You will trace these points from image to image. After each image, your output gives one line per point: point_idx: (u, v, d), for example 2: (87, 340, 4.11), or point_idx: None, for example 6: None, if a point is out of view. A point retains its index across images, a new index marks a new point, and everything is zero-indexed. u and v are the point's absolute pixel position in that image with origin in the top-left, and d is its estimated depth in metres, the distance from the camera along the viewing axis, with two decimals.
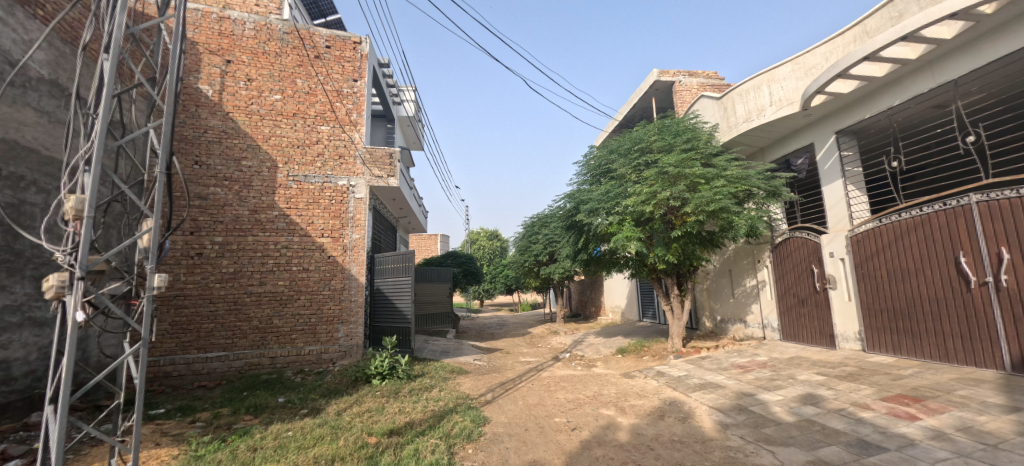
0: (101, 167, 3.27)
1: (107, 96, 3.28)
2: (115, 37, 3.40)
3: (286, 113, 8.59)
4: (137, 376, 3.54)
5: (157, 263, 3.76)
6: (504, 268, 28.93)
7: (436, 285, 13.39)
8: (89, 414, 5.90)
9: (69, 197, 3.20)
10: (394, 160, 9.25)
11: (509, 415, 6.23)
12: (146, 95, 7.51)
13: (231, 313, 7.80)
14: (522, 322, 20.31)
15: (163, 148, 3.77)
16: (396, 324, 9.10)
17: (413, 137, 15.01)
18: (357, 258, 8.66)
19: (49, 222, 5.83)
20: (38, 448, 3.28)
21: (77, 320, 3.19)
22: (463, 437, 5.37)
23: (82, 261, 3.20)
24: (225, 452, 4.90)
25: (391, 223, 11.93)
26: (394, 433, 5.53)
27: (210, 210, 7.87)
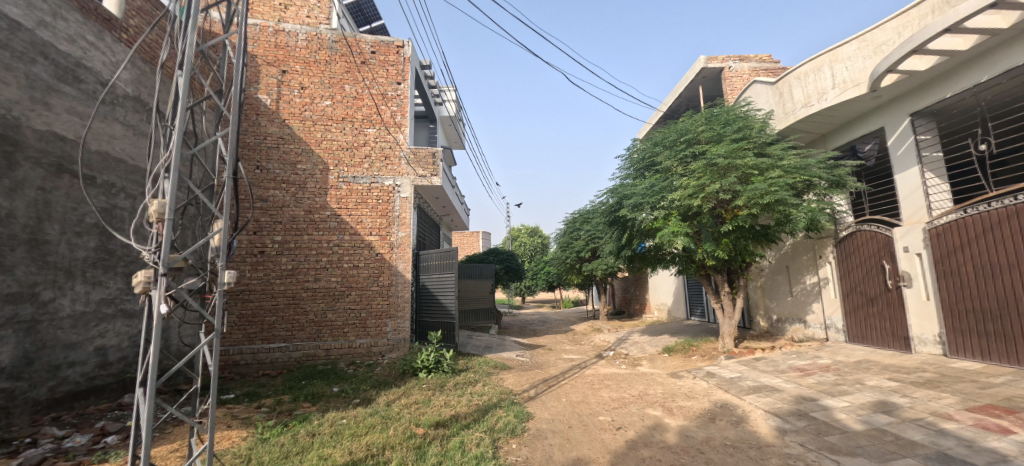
0: (179, 175, 3.58)
1: (182, 109, 3.58)
2: (187, 55, 3.69)
3: (336, 117, 9.04)
4: (211, 364, 3.80)
5: (227, 261, 4.06)
6: (545, 265, 28.84)
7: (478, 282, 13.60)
8: (171, 397, 6.63)
9: (152, 202, 3.53)
10: (436, 160, 9.48)
11: (552, 412, 6.23)
12: (214, 106, 8.19)
13: (290, 307, 8.35)
14: (564, 319, 20.16)
15: (230, 154, 4.04)
16: (441, 319, 9.35)
17: (455, 136, 15.30)
18: (403, 255, 8.97)
19: (136, 224, 6.50)
20: (131, 426, 3.58)
21: (161, 312, 3.52)
22: (507, 431, 5.44)
23: (165, 259, 3.54)
24: (287, 436, 5.27)
25: (435, 221, 12.24)
26: (440, 425, 5.70)
27: (271, 211, 8.46)
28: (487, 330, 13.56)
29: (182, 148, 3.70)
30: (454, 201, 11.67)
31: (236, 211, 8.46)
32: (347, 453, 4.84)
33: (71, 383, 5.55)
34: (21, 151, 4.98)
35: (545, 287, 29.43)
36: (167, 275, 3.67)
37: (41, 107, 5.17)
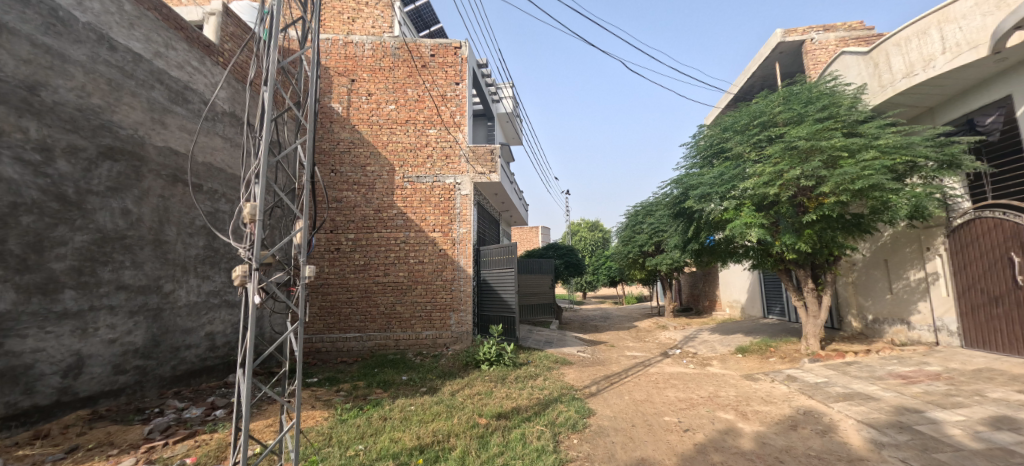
0: (267, 180, 3.98)
1: (268, 120, 3.96)
2: (271, 72, 4.08)
3: (400, 120, 9.51)
4: (296, 349, 4.12)
5: (308, 256, 4.43)
6: (607, 260, 28.14)
7: (537, 277, 13.62)
8: (266, 378, 7.58)
9: (246, 205, 3.96)
10: (495, 156, 9.61)
11: (615, 409, 6.10)
12: (294, 116, 9.03)
13: (363, 300, 8.98)
14: (627, 315, 19.56)
15: (309, 159, 4.39)
16: (502, 313, 9.52)
17: (513, 132, 15.42)
18: (465, 251, 9.25)
19: (235, 225, 7.38)
20: (232, 403, 3.98)
21: (255, 302, 3.93)
22: (568, 426, 5.42)
23: (257, 255, 3.95)
24: (362, 418, 5.71)
25: (494, 217, 12.45)
26: (502, 416, 5.84)
27: (344, 211, 9.14)
28: (548, 324, 13.55)
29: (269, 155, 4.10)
30: (513, 197, 11.78)
31: (316, 212, 9.25)
32: (415, 437, 5.13)
33: (188, 362, 6.53)
34: (146, 164, 5.86)
35: (607, 282, 28.75)
36: (259, 270, 4.09)
37: (160, 126, 6.06)
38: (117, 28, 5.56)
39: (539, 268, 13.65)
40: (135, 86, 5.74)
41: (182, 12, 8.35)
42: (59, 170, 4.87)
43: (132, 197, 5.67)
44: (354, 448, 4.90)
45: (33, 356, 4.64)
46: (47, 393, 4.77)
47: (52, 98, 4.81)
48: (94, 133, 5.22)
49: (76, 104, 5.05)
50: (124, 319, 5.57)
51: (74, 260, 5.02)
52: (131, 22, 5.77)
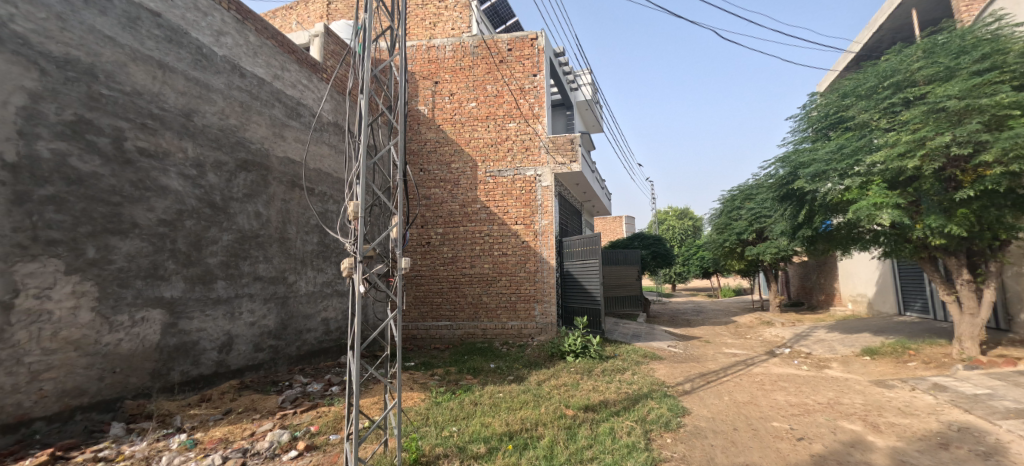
0: (367, 181, 4.34)
1: (365, 125, 4.30)
2: (365, 82, 4.43)
3: (481, 117, 9.77)
4: (395, 334, 4.46)
5: (403, 249, 4.77)
6: (699, 250, 26.11)
7: (622, 268, 13.13)
8: (371, 360, 8.41)
9: (350, 203, 4.37)
10: (575, 145, 9.41)
11: (713, 410, 5.66)
12: (386, 121, 9.79)
13: (452, 290, 9.47)
14: (724, 309, 18.02)
15: (400, 159, 4.68)
16: (587, 305, 9.35)
17: (593, 120, 14.94)
18: (547, 242, 9.26)
19: (341, 223, 8.25)
20: (345, 381, 4.43)
21: (359, 290, 4.33)
22: (660, 424, 5.17)
23: (360, 248, 4.35)
24: (455, 402, 6.06)
25: (576, 208, 12.28)
26: (589, 409, 5.76)
27: (433, 207, 9.70)
28: (635, 317, 13.02)
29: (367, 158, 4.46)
30: (595, 187, 11.49)
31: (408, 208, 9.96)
32: (504, 424, 5.31)
33: (309, 343, 7.54)
34: (271, 173, 6.83)
35: (700, 273, 26.74)
36: (362, 262, 4.49)
37: (280, 139, 7.04)
38: (245, 58, 6.51)
39: (624, 259, 13.15)
40: (260, 106, 6.71)
41: (290, 37, 9.49)
42: (209, 182, 5.89)
43: (261, 202, 6.66)
44: (448, 429, 5.23)
45: (198, 334, 5.71)
46: (209, 365, 5.85)
47: (202, 122, 5.81)
48: (232, 149, 6.22)
49: (219, 125, 6.04)
50: (260, 305, 6.59)
51: (223, 255, 6.05)
52: (255, 51, 6.70)
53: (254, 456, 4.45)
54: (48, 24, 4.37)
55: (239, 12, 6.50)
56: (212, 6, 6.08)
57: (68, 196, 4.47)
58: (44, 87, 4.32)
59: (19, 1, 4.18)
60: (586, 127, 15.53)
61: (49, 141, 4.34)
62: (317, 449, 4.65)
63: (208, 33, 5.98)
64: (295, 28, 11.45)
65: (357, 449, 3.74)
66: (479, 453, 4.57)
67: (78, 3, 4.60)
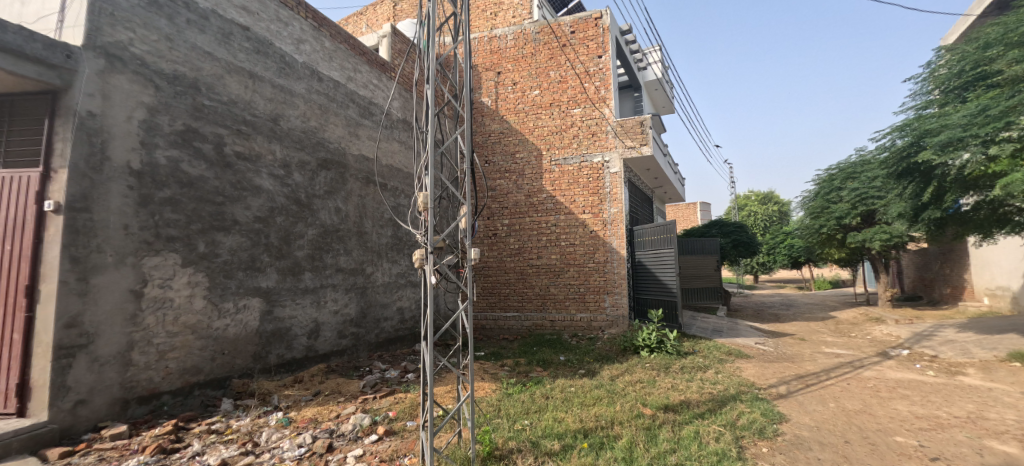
0: (435, 173, 4.34)
1: (432, 115, 4.28)
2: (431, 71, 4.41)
3: (545, 104, 9.60)
4: (466, 325, 4.46)
5: (472, 240, 4.74)
6: (787, 237, 23.78)
7: (699, 258, 12.33)
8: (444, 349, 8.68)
9: (420, 194, 4.41)
10: (646, 127, 8.90)
11: (817, 418, 5.09)
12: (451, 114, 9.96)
13: (520, 281, 9.48)
14: (818, 303, 16.29)
15: (467, 148, 4.60)
16: (661, 297, 8.87)
17: (663, 100, 14.08)
18: (617, 232, 8.91)
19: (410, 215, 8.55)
20: (419, 370, 4.51)
21: (432, 281, 4.40)
22: (754, 431, 4.75)
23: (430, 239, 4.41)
24: (526, 394, 6.06)
25: (647, 195, 11.70)
26: (669, 410, 5.48)
27: (499, 198, 9.75)
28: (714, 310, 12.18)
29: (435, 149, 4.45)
30: (667, 171, 10.84)
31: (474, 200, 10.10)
32: (578, 420, 5.21)
33: (387, 331, 7.97)
34: (349, 170, 7.25)
35: (788, 264, 24.33)
36: (433, 253, 4.54)
37: (355, 138, 7.44)
38: (322, 62, 6.92)
39: (700, 249, 12.32)
40: (337, 108, 7.13)
41: (361, 40, 9.96)
42: (296, 181, 6.38)
43: (340, 198, 7.10)
44: (521, 422, 5.23)
45: (290, 321, 6.25)
46: (300, 349, 6.37)
47: (287, 125, 6.29)
48: (314, 149, 6.67)
49: (302, 127, 6.51)
50: (342, 295, 7.06)
51: (309, 248, 6.54)
52: (330, 56, 7.10)
53: (339, 438, 4.77)
54: (159, 44, 4.91)
55: (315, 20, 6.92)
56: (292, 16, 6.52)
57: (182, 198, 5.05)
58: (159, 101, 4.87)
59: (137, 26, 4.73)
60: (655, 109, 14.72)
61: (165, 149, 4.90)
62: (395, 434, 4.89)
63: (289, 42, 6.43)
64: (365, 31, 12.03)
65: (433, 437, 3.87)
66: (553, 449, 4.51)
67: (183, 24, 5.14)
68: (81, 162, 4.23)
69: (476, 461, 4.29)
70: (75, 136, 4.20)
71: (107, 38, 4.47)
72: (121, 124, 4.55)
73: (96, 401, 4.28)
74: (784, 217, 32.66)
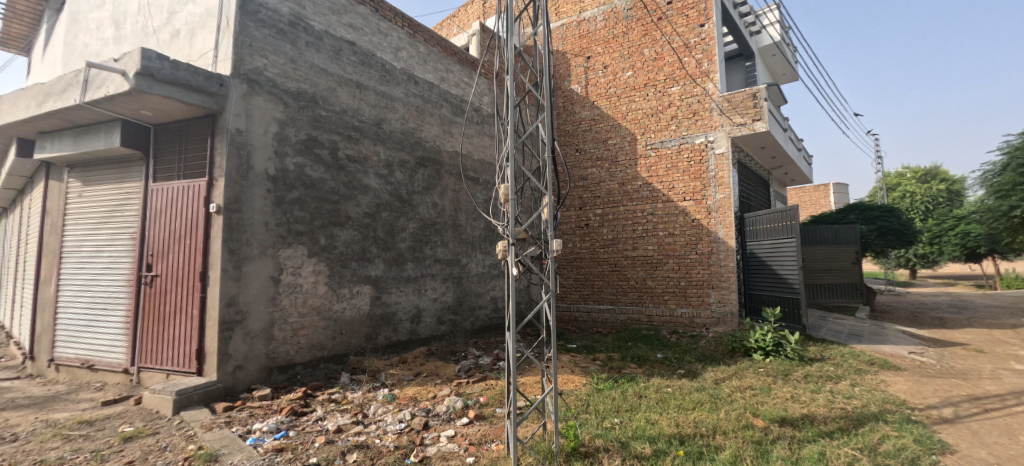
0: (516, 164, 4.23)
1: (512, 106, 4.18)
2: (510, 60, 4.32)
3: (639, 86, 9.03)
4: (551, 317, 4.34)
5: (555, 231, 4.58)
6: (961, 223, 19.16)
7: (831, 250, 10.59)
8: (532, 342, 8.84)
9: (502, 186, 4.34)
10: (758, 100, 7.78)
11: (1000, 454, 3.99)
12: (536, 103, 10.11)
13: (614, 273, 9.14)
14: (1008, 305, 12.89)
15: (548, 137, 4.42)
16: (779, 294, 7.81)
17: (784, 68, 12.28)
18: (724, 220, 8.06)
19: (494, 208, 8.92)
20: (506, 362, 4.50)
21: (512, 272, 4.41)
22: (901, 460, 3.90)
23: (511, 231, 4.36)
24: (618, 392, 5.81)
25: (762, 178, 10.37)
26: (786, 424, 4.79)
27: (590, 187, 9.50)
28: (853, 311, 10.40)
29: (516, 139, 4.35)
30: (789, 149, 9.41)
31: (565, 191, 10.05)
32: (674, 424, 4.83)
33: (481, 319, 8.47)
34: (444, 167, 7.76)
35: (964, 256, 19.53)
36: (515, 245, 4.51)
37: (449, 135, 7.94)
38: (418, 67, 7.44)
39: (831, 240, 10.58)
40: (432, 108, 7.65)
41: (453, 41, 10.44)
42: (398, 179, 6.97)
43: (437, 194, 7.62)
44: (610, 420, 5.04)
45: (395, 307, 6.91)
46: (405, 332, 7.03)
47: (389, 128, 6.89)
48: (412, 148, 7.24)
49: (402, 129, 7.08)
50: (440, 284, 7.63)
51: (410, 241, 7.14)
52: (424, 59, 7.58)
53: (435, 417, 5.11)
54: (285, 67, 5.70)
55: (410, 27, 7.42)
56: (390, 27, 7.08)
57: (307, 198, 5.85)
58: (287, 116, 5.69)
59: (269, 53, 5.55)
60: (772, 78, 12.86)
61: (293, 157, 5.72)
62: (484, 419, 5.08)
63: (389, 51, 7.00)
64: (457, 32, 12.53)
65: (515, 426, 3.91)
66: (643, 453, 4.24)
67: (303, 47, 5.89)
68: (233, 171, 5.13)
69: (560, 454, 4.23)
70: (228, 150, 5.11)
71: (248, 66, 5.32)
72: (260, 137, 5.42)
73: (249, 367, 5.21)
74: (953, 197, 25.73)
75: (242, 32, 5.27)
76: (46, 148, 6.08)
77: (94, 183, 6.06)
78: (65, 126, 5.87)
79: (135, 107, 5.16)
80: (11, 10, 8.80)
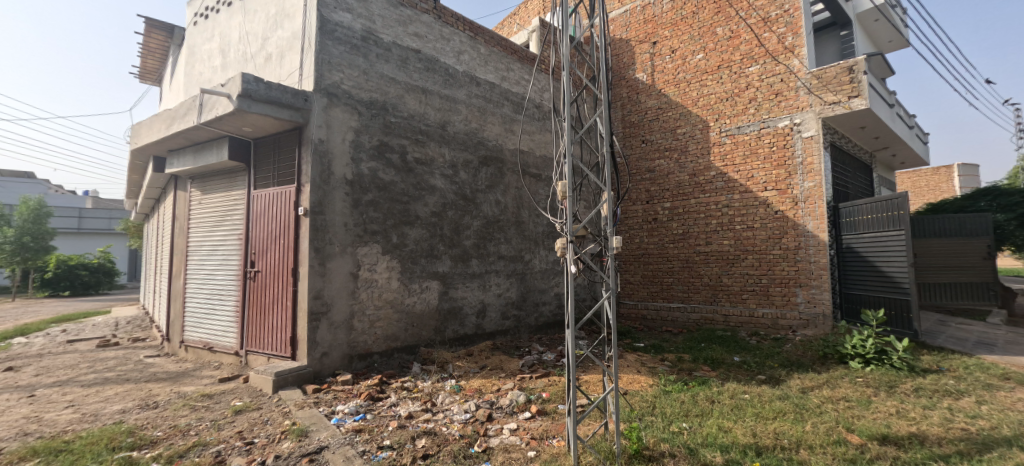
0: (573, 158, 3.92)
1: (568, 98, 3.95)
2: (564, 51, 4.09)
3: (711, 69, 8.89)
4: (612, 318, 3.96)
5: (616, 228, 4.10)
6: None
7: (954, 244, 9.42)
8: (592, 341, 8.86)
9: (558, 182, 4.01)
10: (855, 74, 7.30)
11: None
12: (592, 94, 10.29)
13: (685, 270, 9.13)
14: None
15: (608, 128, 4.06)
16: (879, 293, 7.19)
17: (889, 35, 10.68)
18: (813, 211, 7.71)
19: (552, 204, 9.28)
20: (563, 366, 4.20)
21: (571, 271, 4.08)
22: None
23: (569, 228, 3.97)
24: (687, 395, 5.47)
25: (864, 162, 9.57)
26: (888, 443, 4.12)
27: (658, 180, 9.51)
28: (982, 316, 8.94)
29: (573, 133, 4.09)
30: (895, 128, 8.62)
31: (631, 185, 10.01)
32: (750, 433, 4.33)
33: (545, 315, 8.73)
34: (506, 165, 8.03)
35: None
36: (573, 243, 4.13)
37: (511, 133, 8.22)
38: (480, 69, 7.76)
39: (956, 231, 9.36)
40: (494, 108, 7.95)
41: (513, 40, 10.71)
42: (462, 179, 7.32)
43: (500, 191, 7.92)
44: (678, 424, 4.66)
45: (462, 301, 7.28)
46: (471, 326, 7.40)
47: (453, 130, 7.24)
48: (476, 148, 7.56)
49: (465, 130, 7.43)
50: (504, 280, 7.94)
51: (475, 238, 7.49)
52: (486, 60, 7.87)
53: (498, 409, 5.23)
54: (359, 78, 6.17)
55: (472, 30, 7.68)
56: (453, 32, 7.39)
57: (380, 200, 6.29)
58: (362, 124, 6.16)
59: (345, 68, 6.03)
60: (874, 47, 11.20)
61: (367, 162, 6.18)
62: (546, 415, 5.07)
63: (452, 55, 7.32)
64: (516, 30, 12.65)
65: (575, 423, 3.75)
66: (715, 461, 3.82)
67: (375, 59, 6.33)
68: (317, 177, 5.68)
69: (622, 456, 3.95)
70: (313, 158, 5.66)
71: (327, 81, 5.82)
72: (338, 145, 5.91)
73: (333, 355, 5.76)
74: None
75: (321, 50, 5.77)
76: (174, 164, 7.22)
77: (209, 193, 7.10)
78: (188, 145, 6.94)
79: (238, 124, 5.92)
80: (145, 49, 10.50)
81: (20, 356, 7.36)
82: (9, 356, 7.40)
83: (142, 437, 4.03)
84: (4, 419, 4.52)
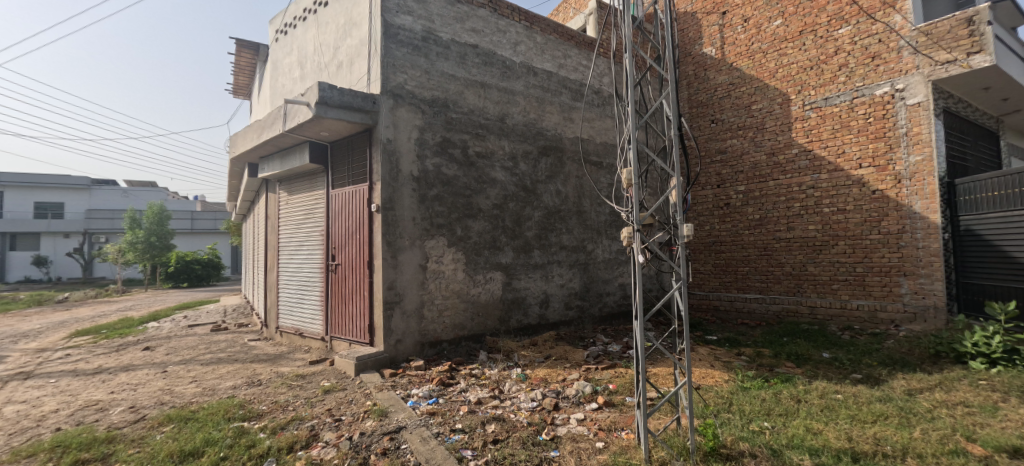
0: (638, 143, 3.66)
1: (631, 83, 3.68)
2: (627, 34, 3.83)
3: (791, 35, 8.07)
4: (684, 306, 3.63)
5: (685, 216, 3.73)
6: None
7: None
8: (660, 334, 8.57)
9: (623, 168, 3.74)
10: (975, 26, 6.29)
11: None
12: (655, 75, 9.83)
13: (763, 258, 8.44)
14: None
15: (674, 110, 3.72)
16: (1011, 285, 6.27)
17: None
18: (921, 189, 6.75)
19: (614, 192, 9.05)
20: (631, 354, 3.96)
21: (638, 261, 3.74)
22: None
23: (636, 216, 3.68)
24: (769, 393, 5.05)
25: (988, 129, 8.18)
26: (1022, 457, 3.50)
27: (731, 162, 8.85)
28: None
29: (637, 119, 3.77)
30: None
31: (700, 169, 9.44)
32: (843, 437, 3.91)
33: (609, 305, 8.64)
34: (566, 154, 8.01)
35: None
36: (641, 231, 3.81)
37: (570, 122, 8.16)
38: (537, 58, 7.74)
39: None
40: (552, 97, 7.92)
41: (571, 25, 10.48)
42: (522, 170, 7.40)
43: (561, 181, 7.92)
44: (758, 423, 4.34)
45: (525, 292, 7.38)
46: (535, 316, 7.49)
47: (513, 122, 7.32)
48: (535, 139, 7.59)
49: (524, 121, 7.48)
50: (567, 270, 7.95)
51: (537, 229, 7.55)
52: (542, 48, 7.81)
53: (565, 399, 5.21)
54: (422, 78, 6.40)
55: (528, 20, 7.64)
56: (509, 24, 7.40)
57: (445, 194, 6.52)
58: (426, 122, 6.40)
59: (409, 69, 6.28)
60: None
61: (432, 159, 6.43)
62: (614, 406, 4.97)
63: (508, 47, 7.37)
64: (573, 15, 12.37)
65: (644, 416, 3.60)
66: (800, 463, 3.51)
67: (435, 57, 6.54)
68: (387, 174, 5.99)
69: (696, 453, 3.71)
70: (383, 158, 5.98)
71: (393, 84, 6.11)
72: (404, 143, 6.19)
73: (407, 341, 6.12)
74: None
75: (386, 54, 6.06)
76: (265, 169, 8.03)
77: (295, 193, 7.81)
78: (275, 151, 7.68)
79: (316, 129, 6.42)
80: (237, 66, 11.72)
81: (153, 338, 8.69)
82: (145, 337, 8.75)
83: (251, 410, 4.61)
84: (146, 390, 5.40)
